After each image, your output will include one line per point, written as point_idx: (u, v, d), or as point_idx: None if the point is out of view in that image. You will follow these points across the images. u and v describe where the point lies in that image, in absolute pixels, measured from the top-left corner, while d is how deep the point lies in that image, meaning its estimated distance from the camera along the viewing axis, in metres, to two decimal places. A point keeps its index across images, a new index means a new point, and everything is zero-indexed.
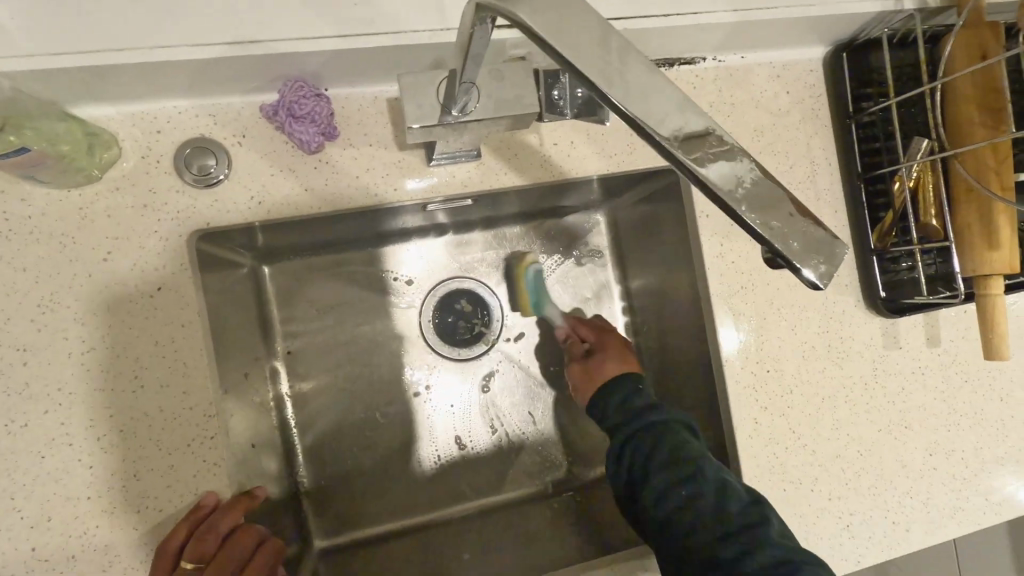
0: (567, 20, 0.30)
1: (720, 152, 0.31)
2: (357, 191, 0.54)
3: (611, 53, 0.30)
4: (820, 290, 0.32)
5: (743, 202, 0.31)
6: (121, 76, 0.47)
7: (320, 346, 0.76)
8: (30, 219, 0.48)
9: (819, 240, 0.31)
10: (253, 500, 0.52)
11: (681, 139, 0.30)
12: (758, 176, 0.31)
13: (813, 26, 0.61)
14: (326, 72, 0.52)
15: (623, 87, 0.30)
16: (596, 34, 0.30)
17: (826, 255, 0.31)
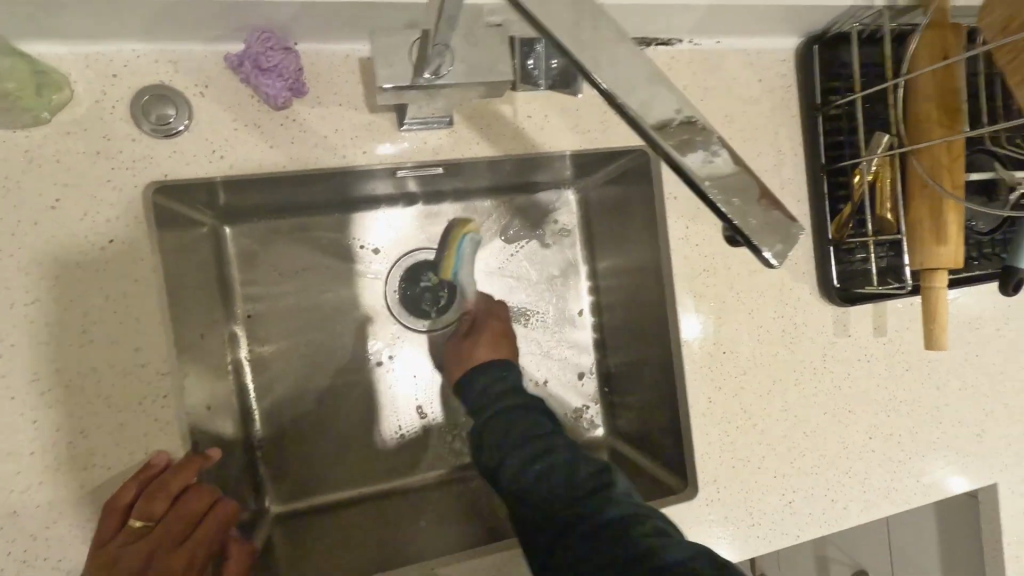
0: None
1: (686, 127, 0.31)
2: (324, 151, 0.53)
3: (583, 20, 0.31)
4: (774, 268, 0.32)
5: (705, 178, 0.31)
6: (74, 13, 0.44)
7: (281, 311, 0.75)
8: None
9: (777, 220, 0.32)
10: (207, 461, 0.51)
11: (646, 110, 0.31)
12: (722, 153, 0.32)
13: (787, 16, 0.62)
14: (296, 25, 0.50)
15: (592, 55, 0.31)
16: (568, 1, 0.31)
17: (783, 235, 0.32)
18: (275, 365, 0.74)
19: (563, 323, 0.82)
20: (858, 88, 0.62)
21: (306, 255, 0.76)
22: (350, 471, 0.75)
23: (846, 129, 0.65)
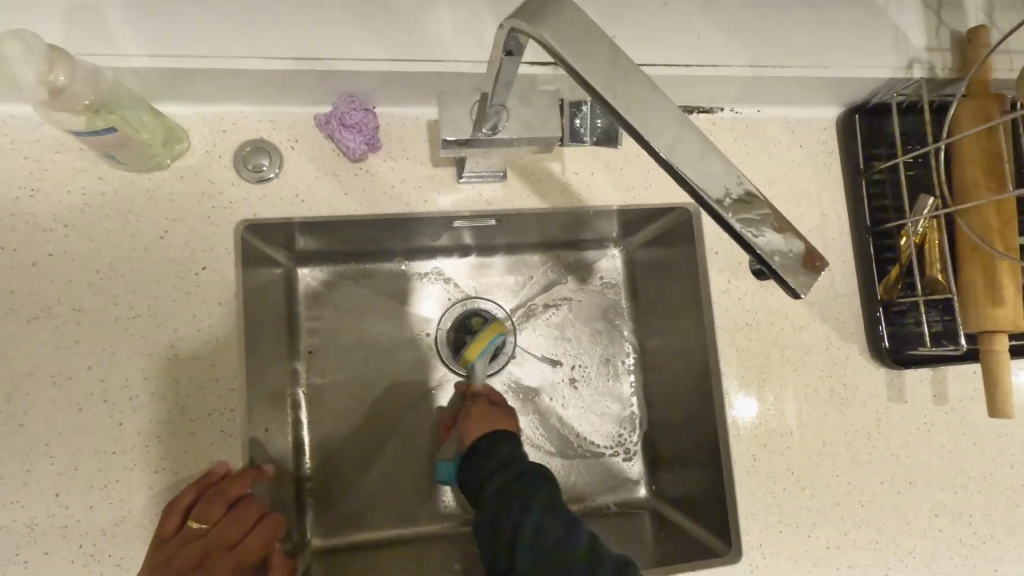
0: (624, 80, 0.36)
1: (715, 173, 0.37)
2: (390, 199, 0.59)
3: (618, 70, 0.36)
4: (800, 297, 0.38)
5: (737, 218, 0.37)
6: (197, 79, 0.53)
7: (339, 347, 0.80)
8: (103, 195, 0.54)
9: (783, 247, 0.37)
10: (262, 474, 0.54)
11: (699, 171, 0.36)
12: (745, 188, 0.37)
13: (826, 87, 0.65)
14: (377, 92, 0.57)
15: (626, 100, 0.36)
16: (607, 54, 0.36)
17: (807, 268, 0.37)
18: (328, 398, 0.78)
19: (607, 375, 0.84)
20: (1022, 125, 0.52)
21: (364, 298, 0.81)
22: (390, 512, 0.76)
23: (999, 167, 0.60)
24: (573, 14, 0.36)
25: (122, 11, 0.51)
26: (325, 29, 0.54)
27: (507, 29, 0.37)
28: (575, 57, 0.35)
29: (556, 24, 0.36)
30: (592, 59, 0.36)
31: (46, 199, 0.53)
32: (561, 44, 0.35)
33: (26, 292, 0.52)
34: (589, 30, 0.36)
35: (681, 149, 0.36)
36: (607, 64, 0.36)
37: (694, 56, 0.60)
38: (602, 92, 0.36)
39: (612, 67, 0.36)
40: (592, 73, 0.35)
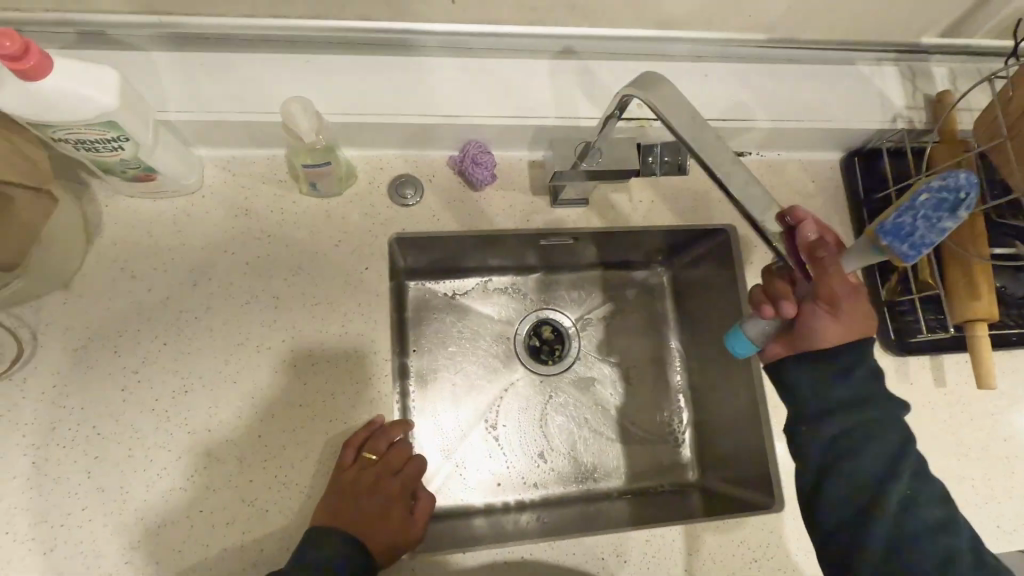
0: (702, 130, 0.54)
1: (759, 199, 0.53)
2: (502, 219, 0.78)
3: (697, 123, 0.54)
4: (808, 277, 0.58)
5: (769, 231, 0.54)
6: (370, 131, 0.73)
7: (438, 348, 0.95)
8: (295, 213, 0.73)
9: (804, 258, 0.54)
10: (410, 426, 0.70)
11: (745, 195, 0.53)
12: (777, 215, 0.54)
13: (831, 136, 0.84)
14: (495, 139, 0.77)
15: (698, 143, 0.54)
16: (691, 112, 0.54)
17: None
18: (428, 389, 0.94)
19: (657, 374, 1.00)
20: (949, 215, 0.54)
21: (456, 308, 0.98)
22: (480, 485, 0.90)
23: (941, 220, 0.54)
24: (670, 91, 0.55)
25: (321, 83, 0.71)
26: (462, 95, 0.74)
27: (625, 93, 0.58)
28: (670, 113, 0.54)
29: (664, 93, 0.55)
30: (684, 118, 0.54)
31: (256, 216, 0.72)
32: (663, 105, 0.54)
33: (241, 283, 0.70)
34: (680, 101, 0.55)
35: (734, 177, 0.53)
36: (690, 119, 0.54)
37: (730, 114, 0.79)
38: (687, 137, 0.53)
39: (694, 121, 0.54)
40: (678, 123, 0.54)
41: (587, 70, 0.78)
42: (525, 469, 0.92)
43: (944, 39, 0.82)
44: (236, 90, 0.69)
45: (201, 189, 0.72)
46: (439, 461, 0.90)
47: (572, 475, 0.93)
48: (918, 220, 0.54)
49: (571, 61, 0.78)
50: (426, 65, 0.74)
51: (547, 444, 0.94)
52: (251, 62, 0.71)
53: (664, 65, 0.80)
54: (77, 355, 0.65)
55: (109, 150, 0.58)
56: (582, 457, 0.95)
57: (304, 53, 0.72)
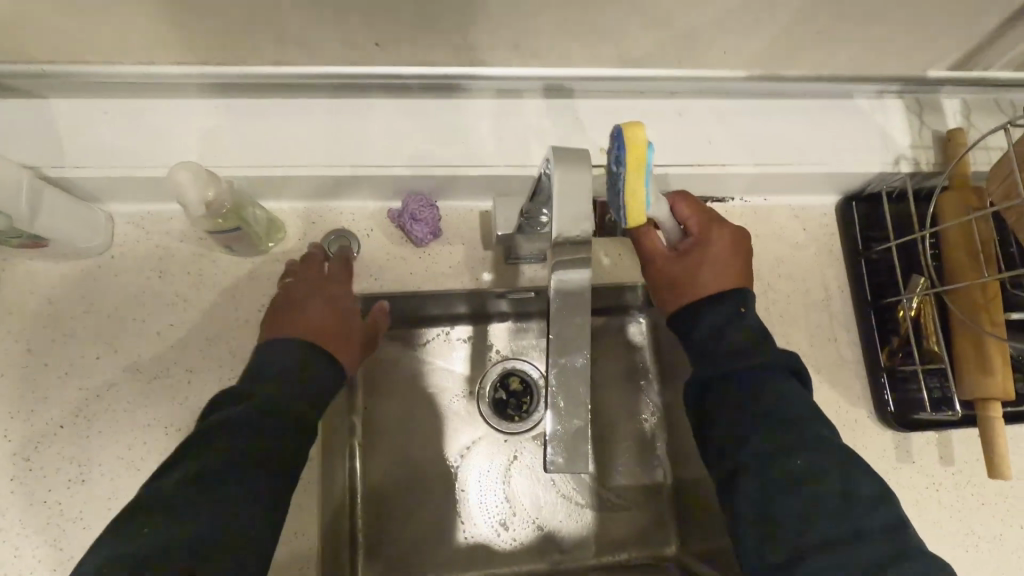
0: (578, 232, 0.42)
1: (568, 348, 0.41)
2: (450, 278, 0.70)
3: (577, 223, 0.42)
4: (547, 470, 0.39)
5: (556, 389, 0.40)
6: (298, 183, 0.65)
7: (393, 404, 0.88)
8: (215, 275, 0.66)
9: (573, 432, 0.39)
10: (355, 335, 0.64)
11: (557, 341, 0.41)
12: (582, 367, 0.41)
13: (824, 180, 0.74)
14: (440, 189, 0.69)
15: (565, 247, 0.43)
16: (580, 210, 0.42)
17: (570, 450, 0.39)
18: (380, 450, 0.86)
19: (634, 433, 0.91)
20: (631, 171, 0.45)
21: (412, 359, 0.90)
22: (435, 557, 0.84)
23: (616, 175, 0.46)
24: (566, 175, 0.42)
25: (240, 132, 0.64)
26: (400, 141, 0.66)
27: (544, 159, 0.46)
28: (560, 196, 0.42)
29: (568, 172, 0.42)
30: (566, 211, 0.42)
31: (170, 279, 0.65)
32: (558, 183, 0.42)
33: (150, 355, 0.63)
34: (577, 188, 0.42)
35: (564, 310, 0.42)
36: (575, 213, 0.42)
37: (707, 158, 0.70)
38: (560, 236, 0.42)
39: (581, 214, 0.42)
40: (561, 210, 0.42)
41: (543, 111, 0.69)
42: (483, 540, 0.85)
43: (955, 71, 0.72)
44: (144, 141, 0.62)
45: (109, 248, 0.65)
46: (392, 531, 0.84)
47: (536, 546, 0.86)
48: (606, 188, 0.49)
49: (525, 100, 0.69)
50: (359, 110, 0.66)
51: (509, 512, 0.86)
52: (162, 109, 0.63)
53: (632, 103, 0.71)
54: None
55: None
56: (548, 525, 0.86)
57: (222, 97, 0.64)
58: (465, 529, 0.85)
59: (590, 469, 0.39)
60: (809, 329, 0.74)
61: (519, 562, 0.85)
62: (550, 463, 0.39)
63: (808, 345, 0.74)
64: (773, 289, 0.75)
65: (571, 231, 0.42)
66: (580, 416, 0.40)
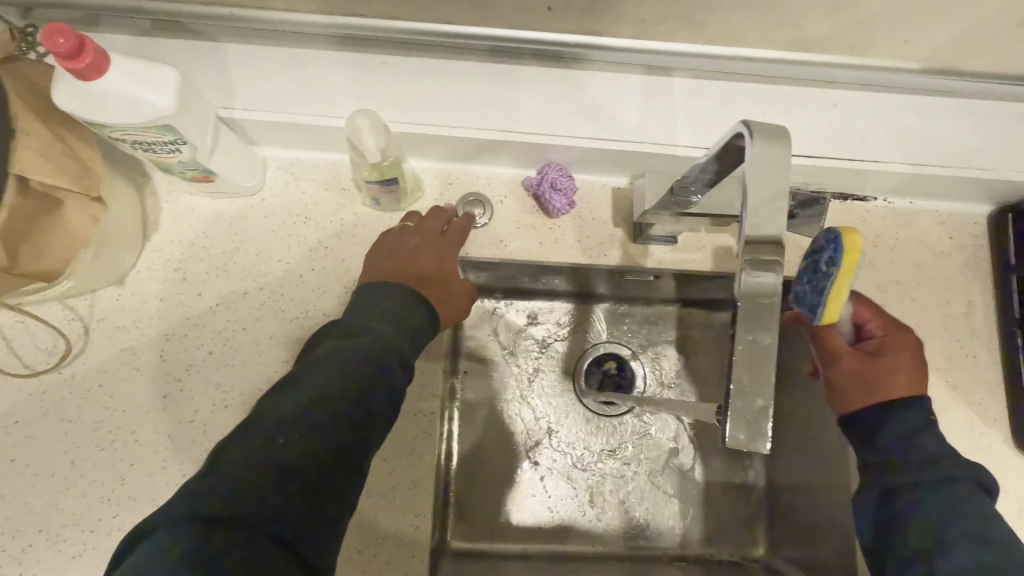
0: (772, 214, 0.40)
1: (753, 325, 0.39)
2: (577, 251, 0.70)
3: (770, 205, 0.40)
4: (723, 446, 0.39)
5: (740, 365, 0.39)
6: (443, 143, 0.66)
7: (493, 373, 0.89)
8: (356, 226, 0.68)
9: (754, 410, 0.38)
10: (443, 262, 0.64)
11: (743, 316, 0.40)
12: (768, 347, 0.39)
13: (983, 187, 0.70)
14: (578, 162, 0.68)
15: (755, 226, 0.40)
16: (775, 190, 0.40)
17: (750, 429, 0.38)
18: (477, 415, 0.88)
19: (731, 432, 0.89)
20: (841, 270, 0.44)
21: (513, 331, 0.90)
22: (522, 526, 0.85)
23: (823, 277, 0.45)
24: (766, 150, 0.40)
25: (394, 88, 0.65)
26: (547, 109, 0.66)
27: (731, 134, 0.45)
28: (754, 175, 0.40)
29: (766, 152, 0.40)
30: (761, 189, 0.40)
31: (314, 226, 0.68)
32: (754, 163, 0.40)
33: (292, 296, 0.66)
34: (776, 165, 0.40)
35: (756, 288, 0.40)
36: (769, 194, 0.40)
37: (860, 153, 0.67)
38: (750, 235, 0.40)
39: (776, 195, 0.40)
40: (756, 191, 0.40)
41: (691, 91, 0.68)
42: (569, 516, 0.85)
43: None
44: (307, 89, 0.64)
45: (261, 191, 0.68)
46: (480, 496, 0.85)
47: (621, 530, 0.85)
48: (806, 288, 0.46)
49: (673, 78, 0.68)
50: (510, 74, 0.66)
51: (597, 493, 0.86)
52: (325, 59, 0.65)
53: (785, 89, 0.68)
54: (124, 355, 0.63)
55: (167, 152, 0.54)
56: (635, 511, 0.86)
57: (380, 53, 0.66)
58: (553, 504, 0.85)
59: (766, 450, 0.38)
60: (946, 343, 0.70)
61: (602, 543, 0.85)
62: (727, 440, 0.38)
63: (944, 360, 0.70)
64: (911, 298, 0.71)
65: (761, 231, 0.40)
66: (763, 396, 0.38)
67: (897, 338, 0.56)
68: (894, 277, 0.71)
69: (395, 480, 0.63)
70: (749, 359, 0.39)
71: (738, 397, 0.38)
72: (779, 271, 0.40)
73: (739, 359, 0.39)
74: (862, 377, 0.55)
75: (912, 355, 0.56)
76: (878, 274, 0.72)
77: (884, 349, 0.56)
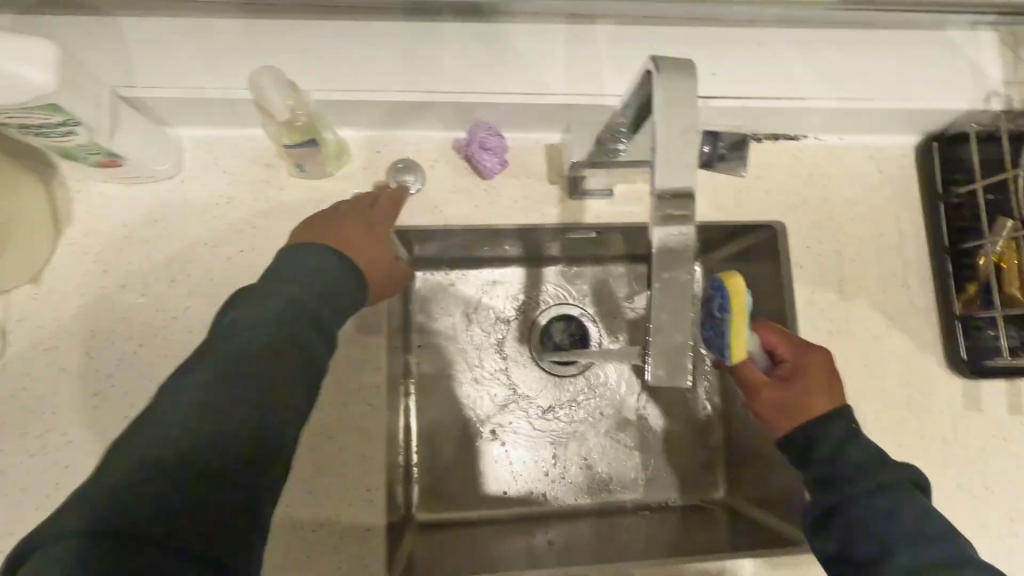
0: (682, 148, 0.40)
1: (667, 268, 0.39)
2: (513, 211, 0.69)
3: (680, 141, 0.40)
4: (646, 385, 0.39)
5: (659, 306, 0.39)
6: (365, 109, 0.64)
7: (446, 344, 0.88)
8: (283, 203, 0.66)
9: (677, 347, 0.39)
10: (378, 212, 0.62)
11: (658, 258, 0.40)
12: (684, 287, 0.39)
13: (907, 117, 0.71)
14: (507, 120, 0.67)
15: (666, 163, 0.39)
16: (683, 125, 0.40)
17: (671, 367, 0.39)
18: (433, 388, 0.87)
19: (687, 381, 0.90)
20: (734, 320, 0.47)
21: (464, 301, 0.90)
22: (486, 492, 0.85)
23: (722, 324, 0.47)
24: (672, 84, 0.40)
25: (307, 53, 0.62)
26: (469, 66, 0.64)
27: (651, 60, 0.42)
28: (662, 110, 0.39)
29: (672, 87, 0.40)
30: (670, 124, 0.39)
31: (239, 206, 0.65)
32: (662, 97, 0.40)
33: (222, 281, 0.64)
34: (686, 102, 0.40)
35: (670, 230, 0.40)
36: (678, 129, 0.40)
37: (786, 90, 0.67)
38: (660, 186, 0.39)
39: (685, 130, 0.40)
40: (663, 127, 0.39)
41: (615, 38, 0.66)
42: (532, 478, 0.86)
43: None
44: (213, 60, 0.61)
45: (178, 173, 0.65)
46: (443, 468, 0.85)
47: (584, 486, 0.87)
48: (710, 331, 0.50)
49: (597, 26, 0.66)
50: (428, 31, 0.64)
51: (558, 453, 0.87)
52: (229, 28, 0.62)
53: (709, 30, 0.68)
54: (47, 356, 0.61)
55: (61, 136, 0.51)
56: (597, 467, 0.87)
57: (289, 17, 0.63)
58: (515, 468, 0.86)
59: (688, 386, 0.39)
60: (880, 273, 0.72)
61: (567, 501, 0.87)
62: (648, 378, 0.39)
63: (879, 290, 0.72)
64: (845, 233, 0.73)
65: (671, 185, 0.39)
66: (682, 332, 0.39)
67: (807, 358, 0.56)
68: (827, 213, 0.73)
69: (344, 457, 0.63)
70: (667, 302, 0.39)
71: (658, 334, 0.39)
72: (691, 223, 0.40)
73: (657, 302, 0.39)
74: (788, 401, 0.54)
75: (827, 372, 0.55)
76: (812, 211, 0.73)
77: (796, 372, 0.56)
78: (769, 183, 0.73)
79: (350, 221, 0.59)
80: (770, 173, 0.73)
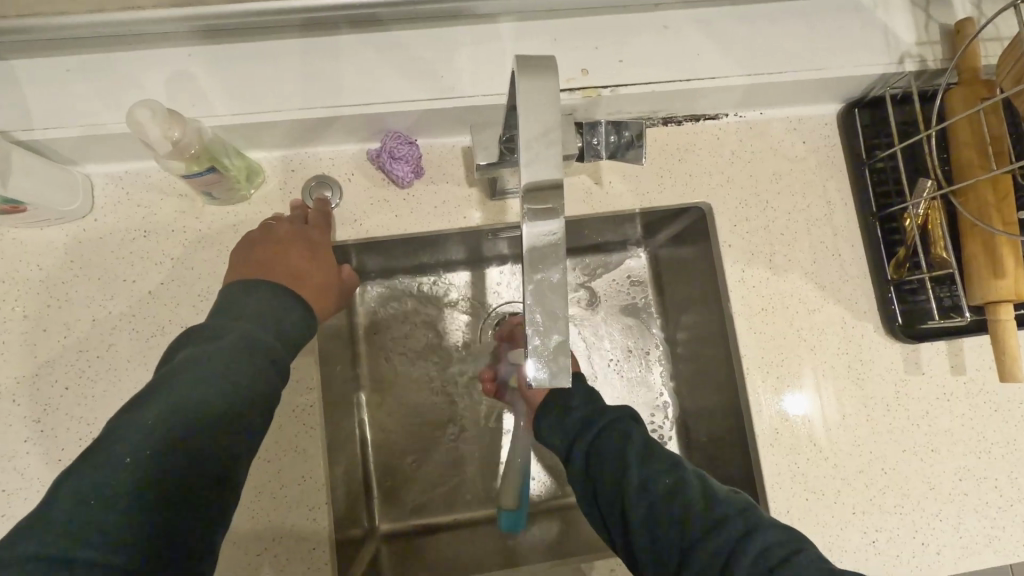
0: (544, 143, 0.39)
1: (541, 263, 0.40)
2: (435, 217, 0.68)
3: (543, 140, 0.39)
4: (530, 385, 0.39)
5: (536, 305, 0.39)
6: (272, 130, 0.63)
7: (395, 353, 0.87)
8: (200, 231, 0.65)
9: (556, 347, 0.39)
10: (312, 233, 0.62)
11: (531, 255, 0.40)
12: (558, 284, 0.40)
13: (824, 87, 0.70)
14: (418, 127, 0.67)
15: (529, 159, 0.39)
16: (543, 124, 0.39)
17: (554, 367, 0.39)
18: (386, 400, 0.86)
19: None
20: None
21: (409, 307, 0.88)
22: (449, 498, 0.85)
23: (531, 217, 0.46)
24: (530, 82, 0.39)
25: (206, 79, 0.62)
26: (371, 77, 0.63)
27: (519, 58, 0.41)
28: (523, 109, 0.39)
29: (529, 86, 0.39)
30: (530, 123, 0.39)
31: (156, 238, 0.65)
32: (521, 96, 0.39)
33: (145, 316, 0.63)
34: (540, 99, 0.39)
35: (540, 229, 0.41)
36: (540, 129, 0.39)
37: (696, 71, 0.67)
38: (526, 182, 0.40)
39: (546, 128, 0.39)
40: (523, 128, 0.39)
41: (518, 34, 0.66)
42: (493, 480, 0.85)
43: None
44: (111, 96, 0.61)
45: (92, 212, 0.65)
46: (402, 478, 0.85)
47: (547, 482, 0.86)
48: None
49: (499, 24, 0.66)
50: (327, 45, 0.63)
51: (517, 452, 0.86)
52: (125, 60, 0.61)
53: (613, 18, 0.67)
54: None
55: None
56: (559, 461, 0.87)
57: (184, 44, 0.62)
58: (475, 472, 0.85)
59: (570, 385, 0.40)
60: (811, 245, 0.72)
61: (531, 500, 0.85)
62: (532, 380, 0.39)
63: (811, 262, 0.72)
64: (772, 207, 0.72)
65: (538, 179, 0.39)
66: (559, 332, 0.39)
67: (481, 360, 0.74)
68: (753, 189, 0.72)
69: (283, 479, 0.62)
70: (542, 298, 0.39)
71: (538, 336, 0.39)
72: (557, 219, 0.41)
73: (533, 302, 0.39)
74: None
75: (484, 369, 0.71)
76: (737, 189, 0.72)
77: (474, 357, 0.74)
78: (691, 165, 0.72)
79: (295, 259, 0.58)
80: (692, 155, 0.72)
